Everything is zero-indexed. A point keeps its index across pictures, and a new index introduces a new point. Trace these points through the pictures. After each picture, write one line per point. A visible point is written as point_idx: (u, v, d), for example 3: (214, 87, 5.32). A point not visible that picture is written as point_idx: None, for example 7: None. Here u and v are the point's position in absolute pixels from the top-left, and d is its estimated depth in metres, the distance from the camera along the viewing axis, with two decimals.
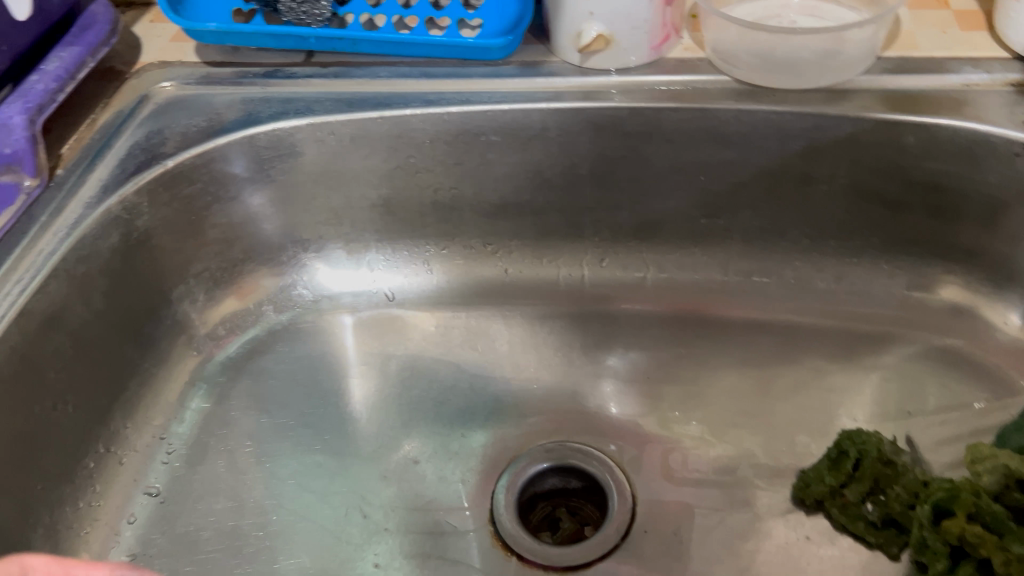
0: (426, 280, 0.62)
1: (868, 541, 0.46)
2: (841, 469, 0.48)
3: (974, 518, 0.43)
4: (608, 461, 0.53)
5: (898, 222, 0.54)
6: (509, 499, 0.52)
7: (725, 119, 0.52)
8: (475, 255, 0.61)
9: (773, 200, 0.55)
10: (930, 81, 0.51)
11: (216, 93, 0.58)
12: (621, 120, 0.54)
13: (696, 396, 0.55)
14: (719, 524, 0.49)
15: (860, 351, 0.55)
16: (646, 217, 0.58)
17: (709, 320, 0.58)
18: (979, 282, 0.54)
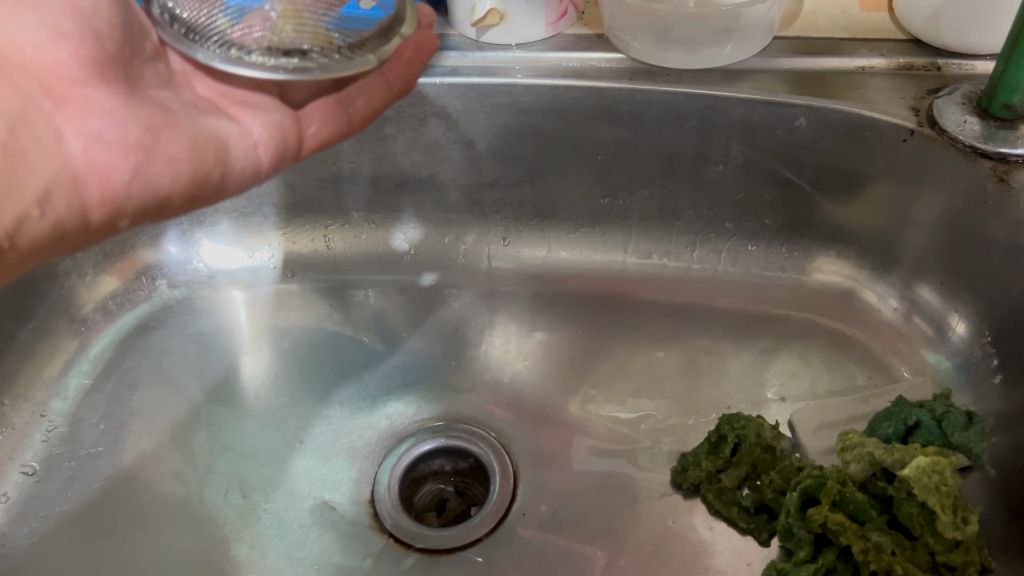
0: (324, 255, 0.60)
1: (740, 526, 0.46)
2: (719, 455, 0.47)
3: (838, 506, 0.43)
4: (493, 441, 0.53)
5: (792, 205, 0.54)
6: (393, 479, 0.52)
7: (619, 96, 0.51)
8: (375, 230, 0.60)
9: (672, 176, 0.54)
10: (824, 62, 0.51)
11: None
12: (515, 97, 0.52)
13: (588, 378, 0.55)
14: (598, 506, 0.50)
15: (753, 334, 0.55)
16: (544, 195, 0.57)
17: (608, 299, 0.58)
18: (869, 266, 0.54)
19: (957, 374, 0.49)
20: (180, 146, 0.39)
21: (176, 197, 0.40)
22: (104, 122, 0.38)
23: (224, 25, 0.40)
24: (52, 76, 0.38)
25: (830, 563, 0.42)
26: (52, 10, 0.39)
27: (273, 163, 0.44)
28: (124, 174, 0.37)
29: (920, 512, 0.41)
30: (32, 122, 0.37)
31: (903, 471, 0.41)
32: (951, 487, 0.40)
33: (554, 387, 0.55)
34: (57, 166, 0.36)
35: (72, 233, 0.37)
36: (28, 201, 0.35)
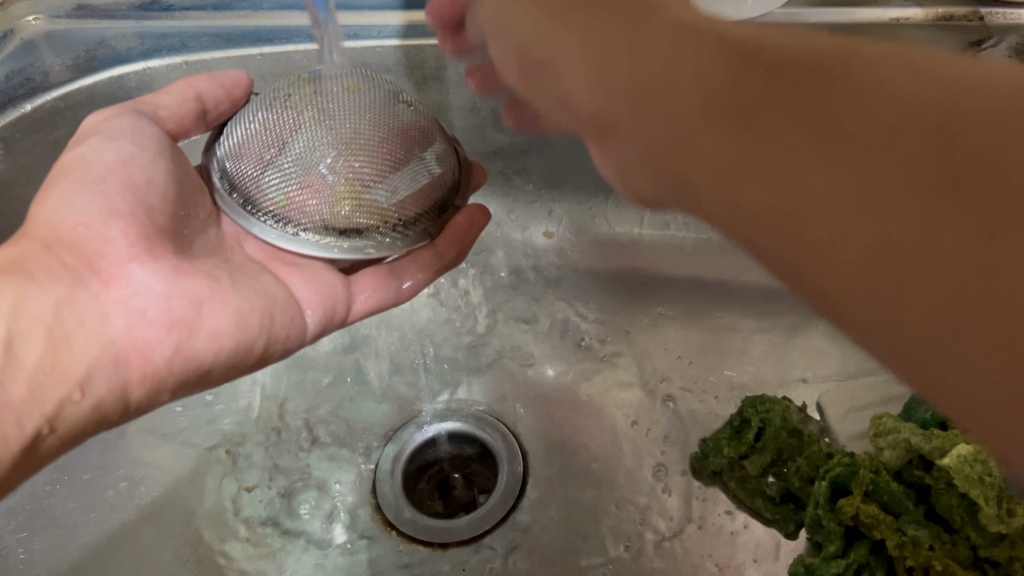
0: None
1: (765, 517, 0.43)
2: (743, 440, 0.44)
3: (871, 496, 0.40)
4: (503, 428, 0.50)
5: None
6: (398, 468, 0.49)
7: None
8: None
9: None
10: (854, 14, 0.47)
11: (92, 26, 0.51)
12: None
13: (602, 357, 0.52)
14: (615, 494, 0.47)
15: (777, 308, 0.51)
16: (554, 165, 0.54)
17: (622, 273, 0.54)
18: None
19: None
20: (226, 318, 0.36)
21: (216, 369, 0.37)
22: (149, 303, 0.34)
23: (284, 195, 0.39)
24: (101, 255, 0.34)
25: (863, 559, 0.39)
26: (106, 185, 0.35)
27: (319, 331, 0.42)
28: (166, 350, 0.35)
29: (960, 504, 0.38)
30: (77, 303, 0.33)
31: (943, 461, 0.38)
32: (995, 477, 0.37)
33: (565, 367, 0.52)
34: (103, 343, 0.33)
35: (109, 416, 0.34)
36: (70, 383, 0.31)
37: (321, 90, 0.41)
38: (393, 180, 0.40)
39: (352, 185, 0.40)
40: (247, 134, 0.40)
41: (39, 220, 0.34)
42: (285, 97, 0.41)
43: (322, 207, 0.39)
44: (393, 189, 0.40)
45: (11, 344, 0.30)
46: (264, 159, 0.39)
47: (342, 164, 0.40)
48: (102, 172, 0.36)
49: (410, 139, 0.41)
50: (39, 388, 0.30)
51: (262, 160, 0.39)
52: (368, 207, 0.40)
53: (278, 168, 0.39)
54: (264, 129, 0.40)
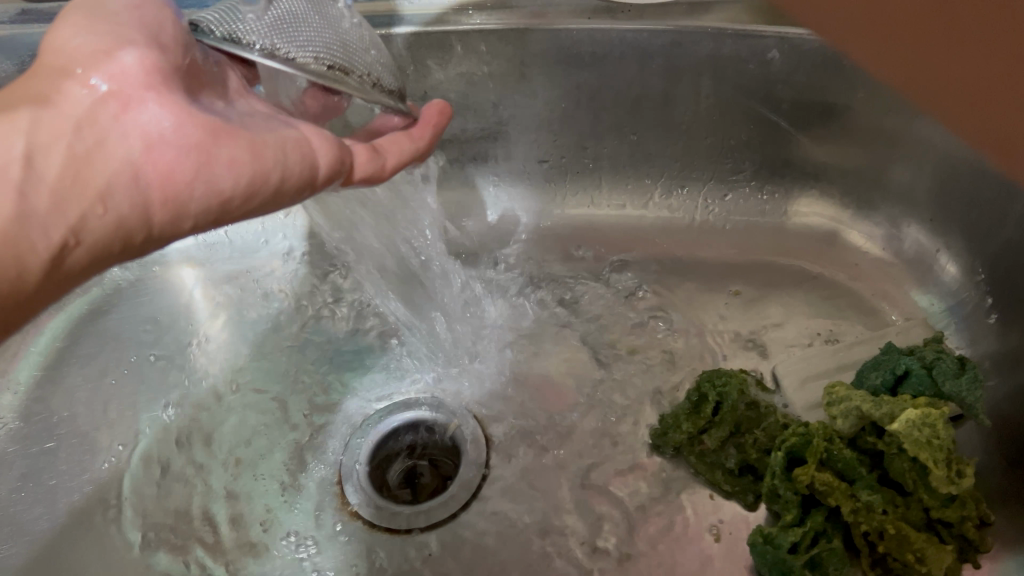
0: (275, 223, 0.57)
1: (725, 489, 0.44)
2: (701, 415, 0.45)
3: (825, 465, 0.40)
4: (468, 416, 0.51)
5: (770, 145, 0.51)
6: (363, 457, 0.50)
7: (577, 37, 0.48)
8: None
9: (644, 115, 0.51)
10: None
11: (37, 31, 0.52)
12: (468, 43, 0.48)
13: (563, 337, 0.52)
14: (580, 476, 0.47)
15: (734, 283, 0.52)
16: (509, 151, 0.54)
17: (580, 254, 0.55)
18: (854, 204, 0.52)
19: (950, 319, 0.47)
20: (241, 146, 0.32)
21: (239, 203, 0.32)
22: (163, 125, 0.30)
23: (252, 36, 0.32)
24: (121, 75, 0.31)
25: (820, 526, 0.39)
26: (120, 18, 0.33)
27: (328, 180, 0.36)
28: (189, 171, 0.31)
29: (913, 467, 0.38)
30: (96, 121, 0.30)
31: (892, 426, 0.39)
32: (944, 440, 0.38)
33: (528, 350, 0.52)
34: (121, 162, 0.30)
35: (135, 237, 0.31)
36: (88, 194, 0.29)
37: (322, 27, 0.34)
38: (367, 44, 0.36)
39: (346, 42, 0.35)
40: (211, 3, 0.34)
41: (52, 46, 0.31)
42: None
43: (324, 39, 0.34)
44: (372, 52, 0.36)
45: (30, 158, 0.28)
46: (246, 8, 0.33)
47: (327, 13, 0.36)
48: (114, 6, 0.33)
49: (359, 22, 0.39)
50: (61, 201, 0.29)
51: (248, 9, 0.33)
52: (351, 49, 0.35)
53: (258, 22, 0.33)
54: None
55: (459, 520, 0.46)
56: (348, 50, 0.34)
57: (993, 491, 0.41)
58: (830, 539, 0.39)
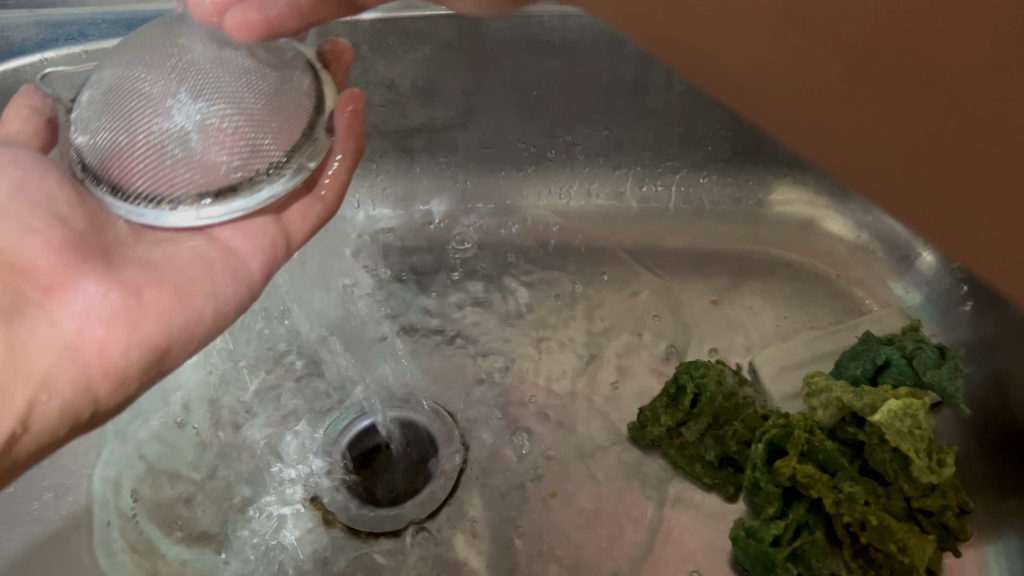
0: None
1: (705, 482, 0.44)
2: (679, 407, 0.44)
3: (806, 457, 0.40)
4: (442, 412, 0.49)
5: (745, 132, 0.50)
6: (334, 455, 0.48)
7: (548, 24, 0.46)
8: None
9: (617, 101, 0.50)
10: None
11: None
12: (436, 29, 0.47)
13: (538, 329, 0.51)
14: (558, 471, 0.46)
15: (708, 272, 0.52)
16: (478, 138, 0.53)
17: (554, 245, 0.54)
18: (828, 191, 0.51)
19: (927, 306, 0.48)
20: (168, 298, 0.35)
21: (176, 349, 0.35)
22: (90, 304, 0.34)
23: (170, 136, 0.34)
24: (27, 264, 0.33)
25: (802, 518, 0.39)
26: (13, 206, 0.34)
27: (268, 273, 0.39)
28: (119, 344, 0.33)
29: (893, 458, 0.38)
30: (24, 318, 0.32)
31: (873, 417, 0.38)
32: (925, 430, 0.38)
33: (501, 343, 0.51)
34: (48, 321, 0.33)
35: (84, 413, 0.33)
36: (33, 384, 0.31)
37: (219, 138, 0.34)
38: (251, 109, 0.35)
39: (232, 131, 0.34)
40: (111, 113, 0.34)
41: None
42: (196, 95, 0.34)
43: (215, 157, 0.34)
44: (256, 116, 0.35)
45: None
46: (145, 132, 0.34)
47: (236, 99, 0.35)
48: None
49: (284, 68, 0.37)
50: (1, 387, 0.30)
51: (141, 133, 0.34)
52: (244, 142, 0.35)
53: (146, 122, 0.34)
54: (121, 117, 0.34)
55: (446, 525, 0.45)
56: (253, 152, 0.35)
57: (971, 478, 0.41)
58: (812, 531, 0.39)
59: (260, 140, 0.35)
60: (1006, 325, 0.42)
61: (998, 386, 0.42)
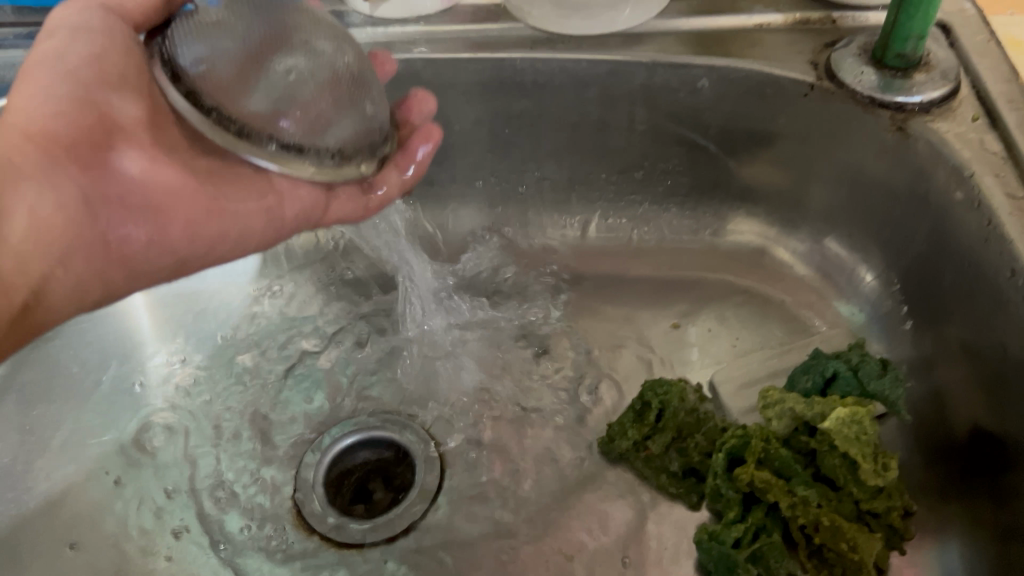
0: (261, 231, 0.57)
1: (670, 492, 0.46)
2: (644, 422, 0.47)
3: (763, 464, 0.43)
4: (419, 430, 0.52)
5: (703, 168, 0.54)
6: (318, 474, 0.50)
7: (519, 66, 0.50)
8: None
9: (581, 140, 0.53)
10: (721, 21, 0.51)
11: None
12: (415, 71, 0.50)
13: (511, 352, 0.54)
14: (531, 486, 0.49)
15: (669, 298, 0.55)
16: (453, 172, 0.56)
17: (524, 274, 0.57)
18: (779, 223, 0.55)
19: (870, 328, 0.51)
20: (204, 206, 0.38)
21: (196, 257, 0.40)
22: (127, 194, 0.36)
23: (255, 78, 0.35)
24: (65, 112, 0.35)
25: (760, 521, 0.42)
26: (81, 76, 0.37)
27: (296, 224, 0.42)
28: (145, 241, 0.37)
29: (843, 462, 0.41)
30: (51, 184, 0.34)
31: (824, 424, 0.42)
32: (870, 436, 0.41)
33: (475, 366, 0.54)
34: (102, 194, 0.36)
35: (93, 296, 0.37)
36: (52, 260, 0.34)
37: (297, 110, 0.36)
38: (346, 109, 0.37)
39: (329, 113, 0.36)
40: (216, 30, 0.35)
41: (15, 112, 0.35)
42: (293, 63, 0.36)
43: (307, 126, 0.36)
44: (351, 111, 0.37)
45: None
46: (240, 62, 0.35)
47: (324, 90, 0.36)
48: (64, 69, 0.37)
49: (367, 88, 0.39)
50: (22, 260, 0.33)
51: (236, 61, 0.35)
52: (319, 125, 0.36)
53: (240, 55, 0.35)
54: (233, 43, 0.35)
55: (421, 545, 0.47)
56: (329, 127, 0.37)
57: (915, 485, 0.44)
58: (770, 533, 0.42)
59: (346, 133, 0.38)
60: (943, 345, 0.45)
61: (936, 400, 0.45)
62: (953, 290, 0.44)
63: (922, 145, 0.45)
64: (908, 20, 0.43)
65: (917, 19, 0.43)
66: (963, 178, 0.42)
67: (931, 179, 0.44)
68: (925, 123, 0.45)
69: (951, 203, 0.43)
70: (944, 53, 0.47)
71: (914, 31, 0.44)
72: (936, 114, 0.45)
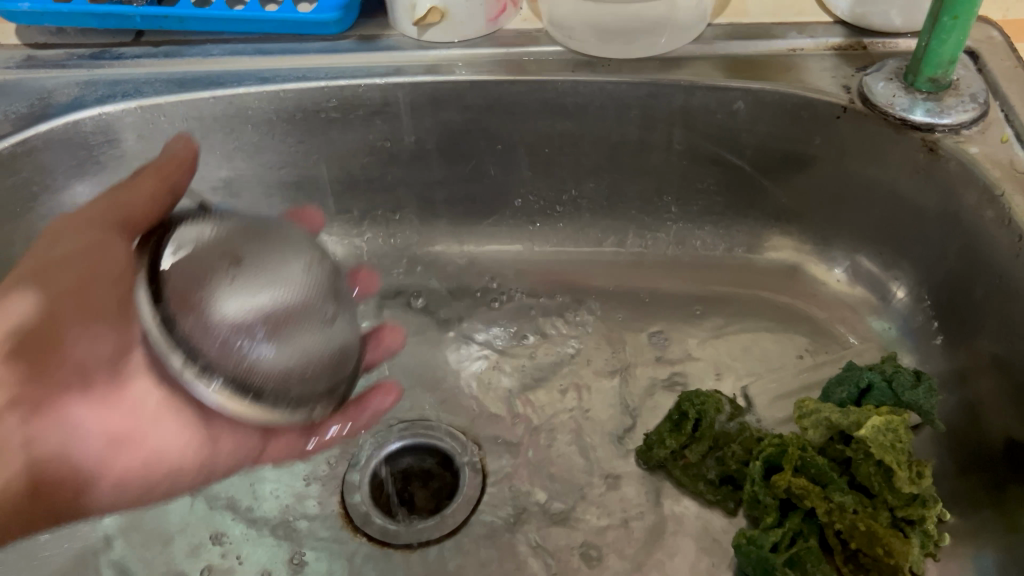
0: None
1: (707, 498, 0.48)
2: (681, 431, 0.49)
3: (800, 472, 0.44)
4: (460, 437, 0.53)
5: (737, 188, 0.56)
6: (364, 478, 0.52)
7: (562, 89, 0.52)
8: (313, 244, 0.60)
9: (619, 161, 0.55)
10: (756, 47, 0.53)
11: (46, 76, 0.54)
12: (462, 92, 0.53)
13: (550, 365, 0.56)
14: (572, 492, 0.50)
15: (703, 315, 0.57)
16: (494, 190, 0.58)
17: (562, 289, 0.59)
18: (811, 241, 0.56)
19: (904, 339, 0.53)
20: (164, 431, 0.40)
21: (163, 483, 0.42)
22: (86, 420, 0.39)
23: (223, 373, 0.33)
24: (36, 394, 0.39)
25: (797, 527, 0.43)
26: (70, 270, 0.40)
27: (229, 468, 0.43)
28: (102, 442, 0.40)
29: (877, 471, 0.43)
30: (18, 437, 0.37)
31: (859, 432, 0.43)
32: (905, 443, 0.43)
33: (515, 377, 0.55)
34: (73, 363, 0.40)
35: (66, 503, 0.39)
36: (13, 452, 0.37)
37: (262, 382, 0.34)
38: (309, 331, 0.35)
39: (309, 305, 0.35)
40: (184, 279, 0.33)
41: None
42: (266, 319, 0.34)
43: (276, 339, 0.34)
44: (338, 314, 0.37)
45: None
46: (207, 338, 0.33)
47: (298, 324, 0.34)
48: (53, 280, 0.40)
49: (343, 326, 0.37)
50: None
51: (204, 339, 0.33)
52: (285, 372, 0.34)
53: (209, 342, 0.33)
54: (219, 261, 0.34)
55: (466, 550, 0.48)
56: (337, 367, 0.37)
57: (948, 493, 0.45)
58: (807, 539, 0.43)
59: (329, 363, 0.36)
60: (975, 358, 0.46)
61: (970, 412, 0.46)
62: (986, 303, 0.46)
63: (953, 165, 0.46)
64: (938, 44, 0.45)
65: (948, 42, 0.45)
66: (993, 197, 0.44)
67: (961, 200, 0.46)
68: (957, 143, 0.46)
69: (981, 221, 0.45)
70: (972, 77, 0.49)
71: (943, 53, 0.45)
72: (967, 136, 0.47)
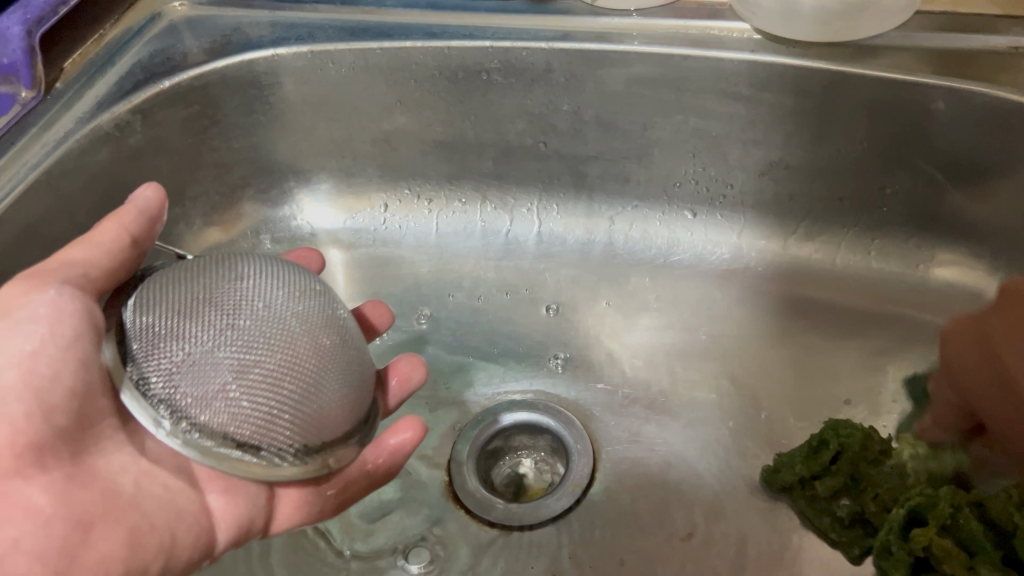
0: (452, 217, 0.60)
1: (831, 538, 0.44)
2: (817, 460, 0.44)
3: (947, 532, 0.39)
4: (579, 425, 0.51)
5: (922, 198, 0.50)
6: (474, 444, 0.51)
7: (737, 69, 0.48)
8: (462, 207, 0.60)
9: (793, 154, 0.51)
10: (970, 41, 0.46)
11: (231, 15, 0.56)
12: (628, 63, 0.49)
13: (683, 363, 0.52)
14: (684, 501, 0.47)
15: (863, 334, 0.52)
16: (651, 172, 0.55)
17: (710, 284, 0.55)
18: (1002, 268, 0.50)
19: None
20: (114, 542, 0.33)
21: None
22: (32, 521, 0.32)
23: (212, 396, 0.34)
24: None
25: None
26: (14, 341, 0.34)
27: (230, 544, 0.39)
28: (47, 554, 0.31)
29: None
30: None
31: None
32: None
33: (645, 370, 0.52)
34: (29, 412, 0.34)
35: None
36: None
37: (262, 400, 0.35)
38: (312, 364, 0.37)
39: (314, 385, 0.36)
40: (161, 352, 0.34)
41: None
42: (270, 407, 0.35)
43: (270, 400, 0.35)
44: (348, 374, 0.38)
45: None
46: (201, 395, 0.34)
47: (305, 410, 0.36)
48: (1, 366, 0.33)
49: (344, 341, 0.39)
50: None
51: (190, 376, 0.34)
52: (292, 453, 0.36)
53: (191, 373, 0.34)
54: (193, 310, 0.35)
55: (564, 541, 0.46)
56: (348, 410, 0.39)
57: None
58: None
59: (336, 407, 0.38)
60: None
61: None
62: None
63: None
64: None
65: None
66: None
67: None
68: None
69: None
70: None
71: None
72: None
